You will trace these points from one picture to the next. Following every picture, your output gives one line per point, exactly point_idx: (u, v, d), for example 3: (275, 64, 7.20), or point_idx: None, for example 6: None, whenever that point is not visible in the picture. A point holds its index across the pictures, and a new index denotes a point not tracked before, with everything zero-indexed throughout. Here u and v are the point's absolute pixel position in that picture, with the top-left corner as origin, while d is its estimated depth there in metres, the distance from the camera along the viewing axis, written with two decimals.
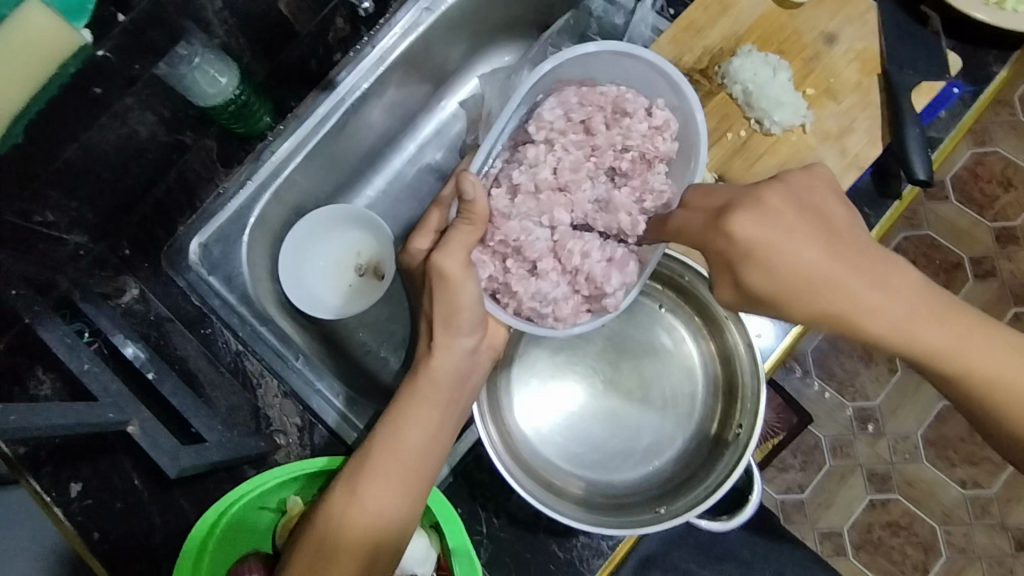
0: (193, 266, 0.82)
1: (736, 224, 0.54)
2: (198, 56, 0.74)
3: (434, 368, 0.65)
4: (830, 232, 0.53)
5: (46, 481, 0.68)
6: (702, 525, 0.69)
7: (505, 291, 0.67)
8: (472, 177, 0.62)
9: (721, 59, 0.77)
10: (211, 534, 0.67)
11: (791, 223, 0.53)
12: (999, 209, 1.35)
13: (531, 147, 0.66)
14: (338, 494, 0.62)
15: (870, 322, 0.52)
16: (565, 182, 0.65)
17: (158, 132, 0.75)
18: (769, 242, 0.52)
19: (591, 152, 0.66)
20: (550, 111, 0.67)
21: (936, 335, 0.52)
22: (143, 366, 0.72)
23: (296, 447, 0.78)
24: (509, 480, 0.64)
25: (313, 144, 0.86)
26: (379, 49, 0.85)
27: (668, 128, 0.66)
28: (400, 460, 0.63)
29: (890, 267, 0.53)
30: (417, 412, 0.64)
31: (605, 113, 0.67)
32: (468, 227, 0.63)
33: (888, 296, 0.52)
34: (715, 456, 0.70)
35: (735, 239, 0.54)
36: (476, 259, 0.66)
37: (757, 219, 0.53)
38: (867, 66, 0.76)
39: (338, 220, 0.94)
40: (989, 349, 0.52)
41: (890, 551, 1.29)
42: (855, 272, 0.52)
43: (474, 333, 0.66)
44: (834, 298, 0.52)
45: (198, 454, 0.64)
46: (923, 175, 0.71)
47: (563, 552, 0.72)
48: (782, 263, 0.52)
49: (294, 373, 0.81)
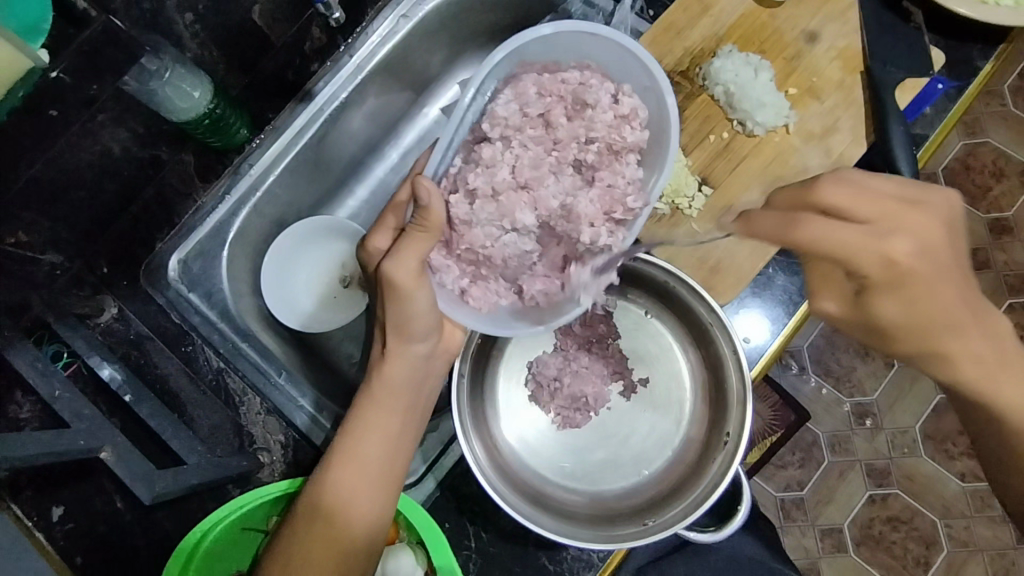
0: (171, 283, 0.81)
1: (896, 249, 0.48)
2: (167, 70, 0.72)
3: (387, 374, 0.64)
4: (957, 285, 0.51)
5: (27, 506, 0.67)
6: (691, 535, 0.68)
7: (474, 295, 0.67)
8: (426, 182, 0.60)
9: (702, 60, 0.76)
10: (192, 557, 0.66)
11: (940, 266, 0.49)
12: (992, 199, 1.34)
13: (488, 146, 0.66)
14: (302, 507, 0.61)
15: (948, 365, 0.54)
16: (526, 181, 0.66)
17: (132, 148, 0.74)
18: (924, 275, 0.49)
19: (552, 147, 0.67)
20: (505, 106, 0.67)
21: (1019, 391, 0.54)
22: (120, 387, 0.71)
23: (280, 464, 0.78)
24: (494, 496, 0.63)
25: (291, 158, 0.85)
26: (356, 58, 0.85)
27: (634, 116, 0.68)
28: (361, 467, 0.62)
29: (996, 324, 0.54)
30: (375, 419, 0.63)
31: (568, 104, 0.67)
32: (420, 233, 0.62)
33: (979, 342, 0.53)
34: (703, 465, 0.69)
35: (893, 266, 0.49)
36: (436, 265, 0.66)
37: (916, 249, 0.49)
38: (850, 64, 0.75)
39: (318, 234, 0.92)
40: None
41: (892, 546, 1.28)
42: (970, 323, 0.52)
43: (428, 338, 0.66)
44: (938, 338, 0.52)
45: (178, 477, 0.62)
46: (908, 173, 0.69)
47: (554, 564, 0.70)
48: (923, 300, 0.50)
49: (276, 390, 0.79)
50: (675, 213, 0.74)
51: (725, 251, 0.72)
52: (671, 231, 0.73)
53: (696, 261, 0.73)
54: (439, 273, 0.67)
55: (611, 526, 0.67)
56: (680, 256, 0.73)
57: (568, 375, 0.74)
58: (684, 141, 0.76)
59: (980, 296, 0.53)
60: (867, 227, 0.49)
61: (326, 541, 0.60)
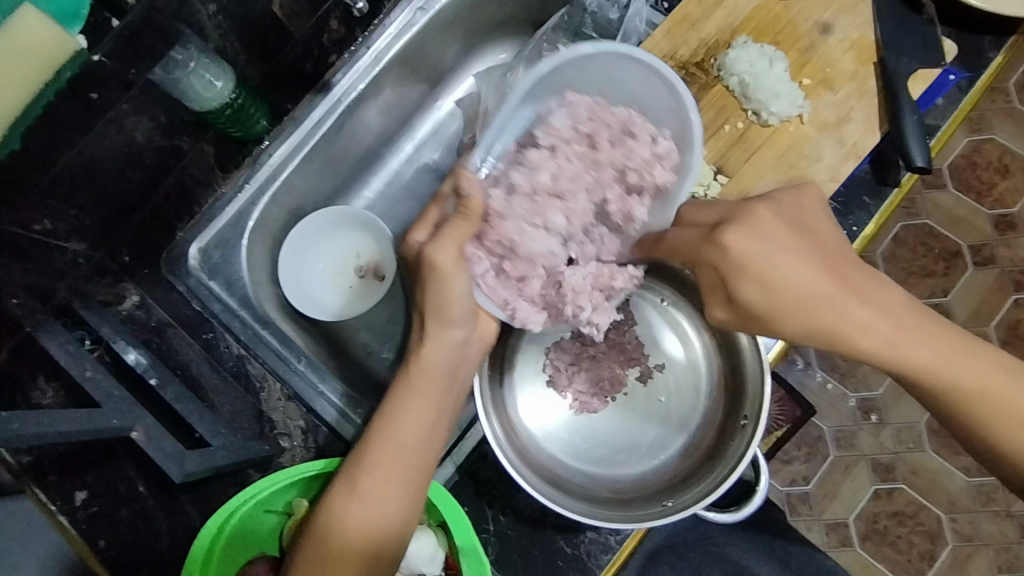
0: (192, 271, 0.82)
1: (726, 237, 0.58)
2: (193, 60, 0.74)
3: (425, 359, 0.65)
4: (826, 257, 0.58)
5: (51, 491, 0.68)
6: (710, 516, 0.70)
7: (503, 289, 0.67)
8: (470, 174, 0.64)
9: (716, 51, 0.77)
10: (215, 542, 0.66)
11: (787, 241, 0.57)
12: (997, 195, 1.35)
13: (534, 150, 0.67)
14: (339, 488, 0.62)
15: (855, 332, 0.56)
16: (561, 190, 0.67)
17: (155, 138, 0.76)
18: (760, 254, 0.56)
19: (592, 165, 0.68)
20: (560, 118, 0.68)
21: (928, 346, 0.56)
22: (145, 372, 0.72)
23: (301, 450, 0.79)
24: (513, 473, 0.64)
25: (309, 148, 0.86)
26: (374, 50, 0.85)
27: (669, 159, 0.67)
28: (399, 453, 0.63)
29: (871, 282, 0.58)
30: (412, 404, 0.64)
31: (612, 131, 0.68)
32: (463, 220, 0.63)
33: (880, 304, 0.56)
34: (721, 447, 0.69)
35: (761, 224, 0.58)
36: (471, 254, 0.65)
37: (746, 236, 0.57)
38: (862, 55, 0.76)
39: (339, 225, 0.93)
40: (964, 359, 0.56)
41: (897, 541, 1.29)
42: (853, 286, 0.57)
43: (464, 325, 0.66)
44: (830, 289, 0.56)
45: (205, 458, 0.64)
46: (922, 164, 0.71)
47: (570, 547, 0.71)
48: (771, 276, 0.56)
49: (296, 375, 0.81)
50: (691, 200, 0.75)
51: None
52: None
53: None
54: (473, 263, 0.65)
55: (629, 507, 0.68)
56: None
57: (586, 363, 0.76)
58: (699, 131, 0.77)
59: (867, 267, 0.59)
60: (723, 210, 0.61)
61: (364, 520, 0.61)
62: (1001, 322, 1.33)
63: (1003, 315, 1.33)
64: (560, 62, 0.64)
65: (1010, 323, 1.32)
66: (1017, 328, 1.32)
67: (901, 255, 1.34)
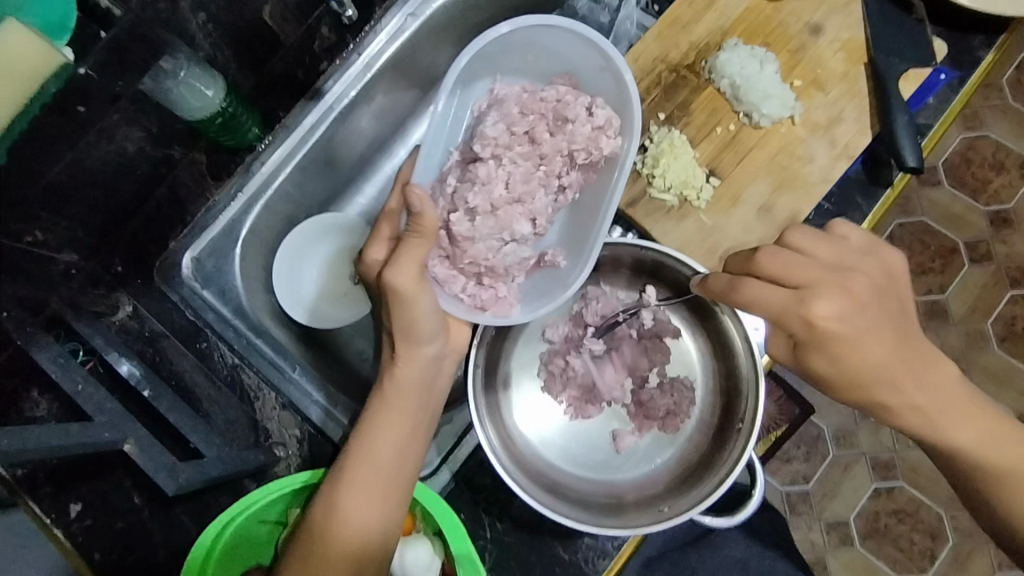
0: (185, 280, 0.81)
1: (818, 311, 0.57)
2: (182, 69, 0.72)
3: (400, 376, 0.66)
4: (895, 334, 0.61)
5: (45, 503, 0.67)
6: (707, 521, 0.69)
7: (484, 297, 0.69)
8: (419, 192, 0.62)
9: (707, 53, 0.77)
10: (211, 552, 0.66)
11: (870, 320, 0.59)
12: (992, 192, 1.35)
13: (482, 166, 0.67)
14: (319, 507, 0.62)
15: (900, 408, 0.62)
16: (519, 195, 0.68)
17: (146, 148, 0.75)
18: (846, 333, 0.58)
19: (540, 161, 0.69)
20: (493, 127, 0.68)
21: (969, 431, 0.62)
22: (138, 383, 0.72)
23: (296, 458, 0.79)
24: (508, 481, 0.64)
25: (301, 156, 0.86)
26: (366, 56, 0.85)
27: (610, 125, 0.69)
28: (374, 469, 0.63)
29: (929, 359, 0.62)
30: (387, 422, 0.64)
31: (548, 121, 0.69)
32: (417, 239, 0.64)
33: (932, 382, 0.62)
34: (718, 451, 0.69)
35: (854, 291, 0.59)
36: (441, 278, 0.68)
37: (836, 311, 0.57)
38: (853, 55, 0.76)
39: (327, 230, 0.92)
40: (995, 438, 0.62)
41: (897, 539, 1.29)
42: (916, 362, 0.62)
43: (434, 340, 0.67)
44: (891, 368, 0.60)
45: (199, 469, 0.63)
46: (913, 163, 0.71)
47: (568, 553, 0.71)
48: (846, 354, 0.59)
49: (291, 385, 0.79)
50: (684, 205, 0.74)
51: (734, 240, 0.73)
52: (680, 221, 0.74)
53: (705, 251, 0.74)
54: (446, 285, 0.68)
55: (626, 513, 0.68)
56: (689, 247, 0.74)
57: (581, 365, 0.76)
58: (691, 133, 0.76)
59: (926, 345, 0.63)
60: (816, 271, 0.59)
61: (345, 536, 0.61)
62: (998, 318, 1.33)
63: (1000, 311, 1.33)
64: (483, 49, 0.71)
65: (1008, 319, 1.33)
66: (1013, 324, 1.32)
67: None
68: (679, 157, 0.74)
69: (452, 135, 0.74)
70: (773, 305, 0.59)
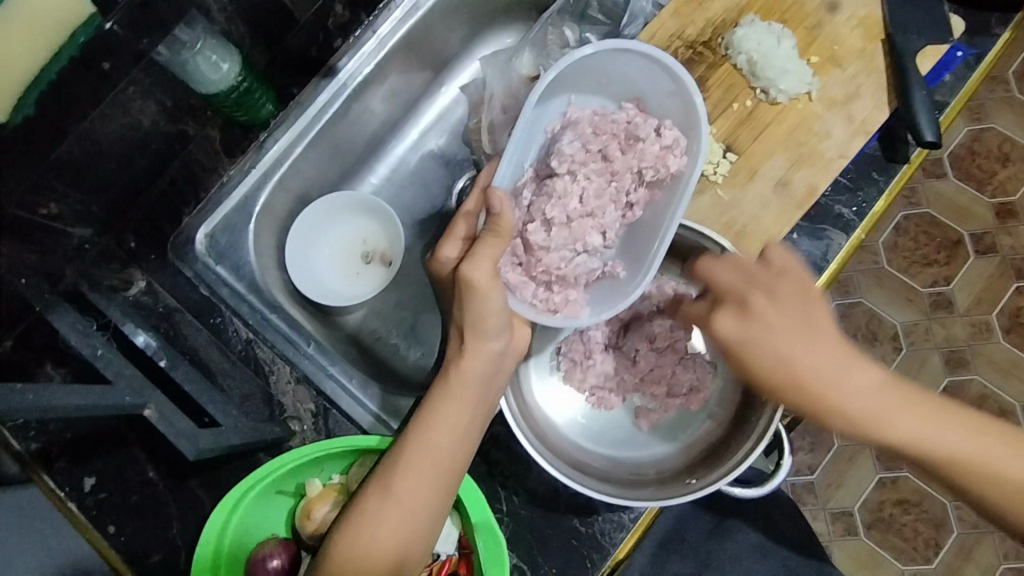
0: (199, 256, 0.81)
1: (718, 323, 0.61)
2: (199, 41, 0.74)
3: (464, 370, 0.65)
4: (804, 318, 0.59)
5: (60, 476, 0.72)
6: (736, 492, 0.69)
7: (556, 301, 0.68)
8: (499, 192, 0.62)
9: (724, 30, 0.77)
10: (229, 518, 0.67)
11: (761, 321, 0.59)
12: (998, 183, 1.35)
13: (557, 180, 0.66)
14: (372, 489, 0.63)
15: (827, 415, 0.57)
16: (591, 209, 0.66)
17: (160, 121, 0.76)
18: (737, 338, 0.60)
19: (611, 178, 0.67)
20: (570, 144, 0.67)
21: (916, 424, 0.57)
22: (155, 353, 0.72)
23: (311, 433, 0.78)
24: (538, 459, 0.64)
25: (315, 133, 0.85)
26: (380, 34, 0.85)
27: (678, 146, 0.66)
28: (432, 458, 0.62)
29: (848, 358, 0.58)
30: (447, 412, 0.64)
31: (619, 140, 0.68)
32: (494, 237, 0.63)
33: (845, 381, 0.57)
34: (744, 422, 0.69)
35: (739, 302, 0.60)
36: (512, 282, 0.68)
37: (735, 322, 0.60)
38: (870, 31, 0.75)
39: (341, 212, 0.93)
40: (961, 435, 0.57)
41: (902, 529, 1.29)
42: (831, 359, 0.58)
43: (501, 336, 0.66)
44: (798, 367, 0.57)
45: (217, 437, 0.62)
46: (931, 138, 0.72)
47: (585, 526, 0.71)
48: (755, 356, 0.59)
49: (306, 359, 0.79)
50: (701, 179, 0.74)
51: (751, 215, 0.73)
52: (697, 196, 0.74)
53: (722, 225, 0.74)
54: (517, 290, 0.68)
55: (657, 487, 0.68)
56: (706, 221, 0.74)
57: (599, 354, 0.75)
58: (707, 110, 0.76)
59: (848, 343, 0.59)
60: (729, 278, 0.61)
61: (394, 520, 0.61)
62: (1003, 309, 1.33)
63: (1006, 302, 1.33)
64: (566, 69, 0.67)
65: (1013, 310, 1.33)
66: (1018, 315, 1.32)
67: (903, 245, 1.34)
68: None
69: (527, 153, 0.71)
70: (731, 334, 0.60)
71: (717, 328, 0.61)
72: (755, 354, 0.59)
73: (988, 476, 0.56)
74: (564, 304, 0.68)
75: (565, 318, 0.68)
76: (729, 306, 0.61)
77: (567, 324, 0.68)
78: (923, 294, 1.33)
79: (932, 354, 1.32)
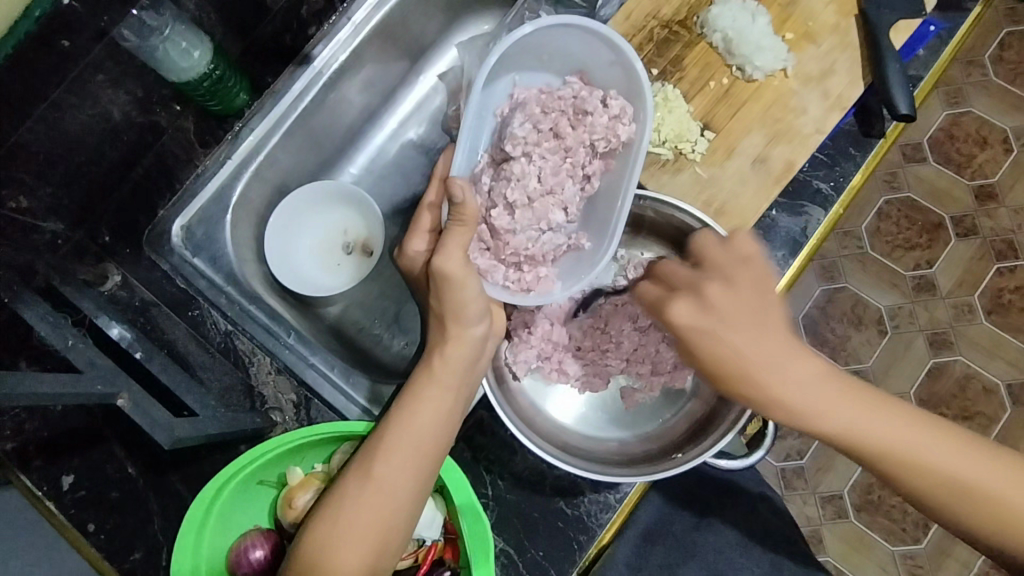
0: (176, 248, 0.78)
1: (672, 312, 0.61)
2: (167, 27, 0.73)
3: (448, 355, 0.64)
4: (759, 312, 0.59)
5: (37, 476, 0.69)
6: (722, 463, 0.71)
7: (528, 280, 0.68)
8: (460, 180, 0.61)
9: (698, 8, 0.77)
10: (211, 511, 0.67)
11: (721, 317, 0.59)
12: (977, 166, 1.37)
13: (514, 164, 0.66)
14: (352, 476, 0.61)
15: (772, 407, 0.58)
16: (551, 187, 0.66)
17: (131, 113, 0.76)
18: (699, 328, 0.59)
19: (565, 154, 0.67)
20: (521, 126, 0.66)
21: (854, 415, 0.57)
22: (130, 346, 0.69)
23: (292, 424, 0.77)
24: (524, 441, 0.64)
25: (292, 122, 0.84)
26: (354, 21, 0.84)
27: (625, 115, 0.66)
28: (412, 439, 0.61)
29: (796, 354, 0.58)
30: (430, 395, 0.63)
31: (568, 115, 0.67)
32: (461, 227, 0.63)
33: (794, 374, 0.57)
34: (727, 394, 0.70)
35: (698, 300, 0.60)
36: (483, 268, 0.68)
37: (689, 310, 0.60)
38: (844, 7, 0.75)
39: (325, 204, 0.92)
40: (901, 427, 0.57)
41: (891, 511, 1.30)
42: (781, 354, 0.58)
43: (482, 320, 0.65)
44: (748, 363, 0.58)
45: (194, 426, 0.61)
46: (907, 109, 0.72)
47: (571, 508, 0.71)
48: (706, 347, 0.59)
49: (286, 349, 0.78)
50: (679, 158, 0.74)
51: (730, 191, 0.73)
52: (676, 175, 0.74)
53: (702, 204, 0.74)
54: (489, 275, 0.68)
55: (644, 464, 0.68)
56: (685, 199, 0.74)
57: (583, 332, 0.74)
58: (684, 89, 0.76)
59: (794, 339, 0.59)
60: (684, 276, 0.63)
61: (375, 504, 0.60)
62: (986, 290, 1.34)
63: (988, 282, 1.34)
64: (506, 49, 0.68)
65: (994, 292, 1.34)
66: (999, 295, 1.34)
67: (885, 230, 1.35)
68: (672, 112, 0.74)
69: (479, 138, 0.71)
70: (686, 323, 0.60)
71: (674, 316, 0.61)
72: (711, 343, 0.59)
73: (927, 469, 0.56)
74: (535, 282, 0.68)
75: (535, 296, 0.68)
76: (687, 295, 0.61)
77: (538, 301, 0.68)
78: (906, 278, 1.34)
79: (916, 337, 1.33)
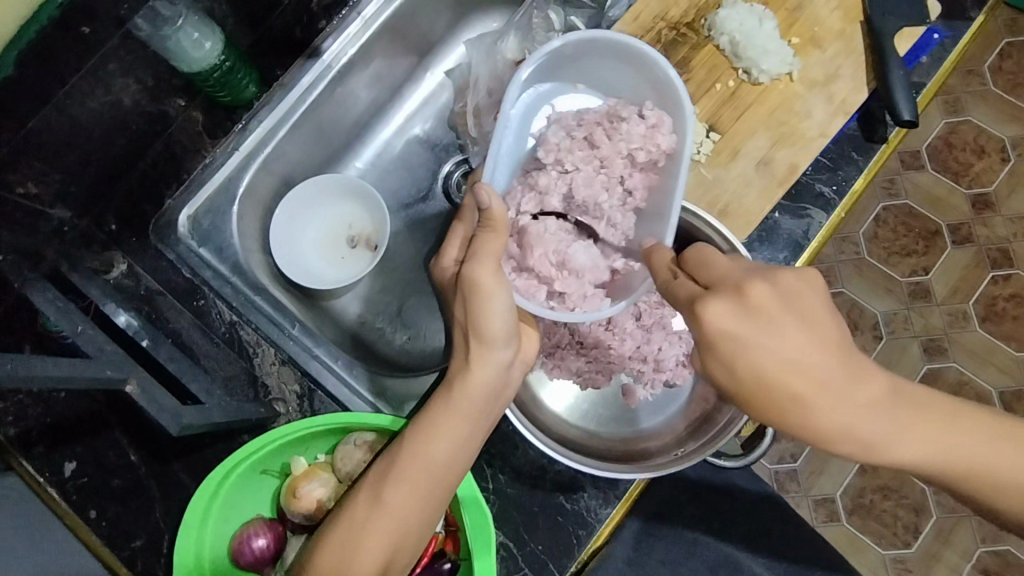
0: (182, 238, 0.80)
1: (707, 311, 0.54)
2: (181, 17, 0.73)
3: (470, 381, 0.60)
4: (799, 326, 0.53)
5: (38, 462, 0.70)
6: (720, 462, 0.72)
7: (572, 299, 0.67)
8: (486, 185, 0.62)
9: (706, 11, 0.77)
10: (214, 500, 0.67)
11: (766, 321, 0.53)
12: (974, 175, 1.38)
13: (543, 173, 0.68)
14: (363, 500, 0.59)
15: (807, 428, 0.54)
16: (583, 199, 0.68)
17: (142, 101, 0.74)
18: (736, 338, 0.53)
19: (600, 165, 0.68)
20: (554, 134, 0.68)
21: (900, 432, 0.53)
22: (137, 334, 0.72)
23: (296, 414, 0.77)
24: (530, 438, 0.65)
25: (300, 114, 0.85)
26: (364, 16, 0.85)
27: (663, 124, 0.66)
28: (427, 468, 0.59)
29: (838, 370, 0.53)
30: (451, 424, 0.60)
31: (604, 126, 0.68)
32: (488, 232, 0.62)
33: (834, 391, 0.53)
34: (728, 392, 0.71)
35: (720, 314, 0.54)
36: (519, 287, 0.66)
37: (730, 314, 0.54)
38: (850, 13, 0.76)
39: (333, 201, 0.93)
40: (956, 440, 0.54)
41: (882, 514, 1.31)
42: (824, 372, 0.53)
43: (510, 343, 0.61)
44: (782, 380, 0.53)
45: (201, 413, 0.62)
46: (908, 117, 0.73)
47: (570, 503, 0.72)
48: (740, 359, 0.54)
49: (291, 341, 0.79)
50: None
51: (734, 192, 0.74)
52: None
53: (706, 204, 0.75)
54: (526, 294, 0.66)
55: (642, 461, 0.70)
56: (690, 198, 0.75)
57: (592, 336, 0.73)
58: (691, 90, 0.77)
59: (840, 355, 0.54)
60: (722, 271, 0.57)
61: (384, 530, 0.58)
62: (980, 297, 1.36)
63: (982, 290, 1.36)
64: (539, 63, 0.69)
65: (989, 299, 1.35)
66: (993, 303, 1.35)
67: (883, 236, 1.36)
68: None
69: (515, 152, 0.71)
70: (721, 327, 0.54)
71: (705, 314, 0.54)
72: (742, 352, 0.53)
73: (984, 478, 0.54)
74: (577, 300, 0.67)
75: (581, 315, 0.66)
76: (727, 295, 0.54)
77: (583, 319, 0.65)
78: (902, 284, 1.35)
79: (910, 343, 1.34)
